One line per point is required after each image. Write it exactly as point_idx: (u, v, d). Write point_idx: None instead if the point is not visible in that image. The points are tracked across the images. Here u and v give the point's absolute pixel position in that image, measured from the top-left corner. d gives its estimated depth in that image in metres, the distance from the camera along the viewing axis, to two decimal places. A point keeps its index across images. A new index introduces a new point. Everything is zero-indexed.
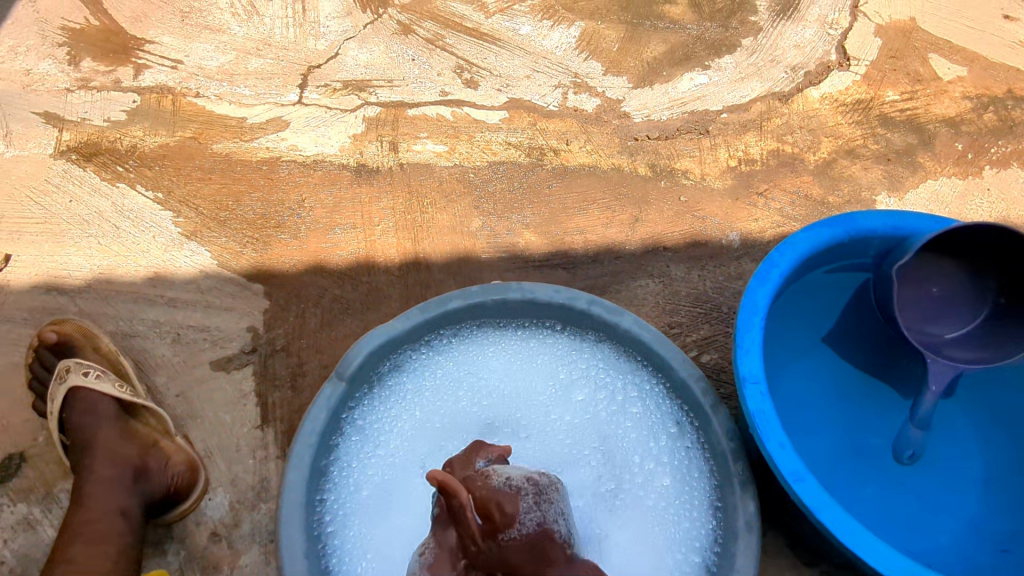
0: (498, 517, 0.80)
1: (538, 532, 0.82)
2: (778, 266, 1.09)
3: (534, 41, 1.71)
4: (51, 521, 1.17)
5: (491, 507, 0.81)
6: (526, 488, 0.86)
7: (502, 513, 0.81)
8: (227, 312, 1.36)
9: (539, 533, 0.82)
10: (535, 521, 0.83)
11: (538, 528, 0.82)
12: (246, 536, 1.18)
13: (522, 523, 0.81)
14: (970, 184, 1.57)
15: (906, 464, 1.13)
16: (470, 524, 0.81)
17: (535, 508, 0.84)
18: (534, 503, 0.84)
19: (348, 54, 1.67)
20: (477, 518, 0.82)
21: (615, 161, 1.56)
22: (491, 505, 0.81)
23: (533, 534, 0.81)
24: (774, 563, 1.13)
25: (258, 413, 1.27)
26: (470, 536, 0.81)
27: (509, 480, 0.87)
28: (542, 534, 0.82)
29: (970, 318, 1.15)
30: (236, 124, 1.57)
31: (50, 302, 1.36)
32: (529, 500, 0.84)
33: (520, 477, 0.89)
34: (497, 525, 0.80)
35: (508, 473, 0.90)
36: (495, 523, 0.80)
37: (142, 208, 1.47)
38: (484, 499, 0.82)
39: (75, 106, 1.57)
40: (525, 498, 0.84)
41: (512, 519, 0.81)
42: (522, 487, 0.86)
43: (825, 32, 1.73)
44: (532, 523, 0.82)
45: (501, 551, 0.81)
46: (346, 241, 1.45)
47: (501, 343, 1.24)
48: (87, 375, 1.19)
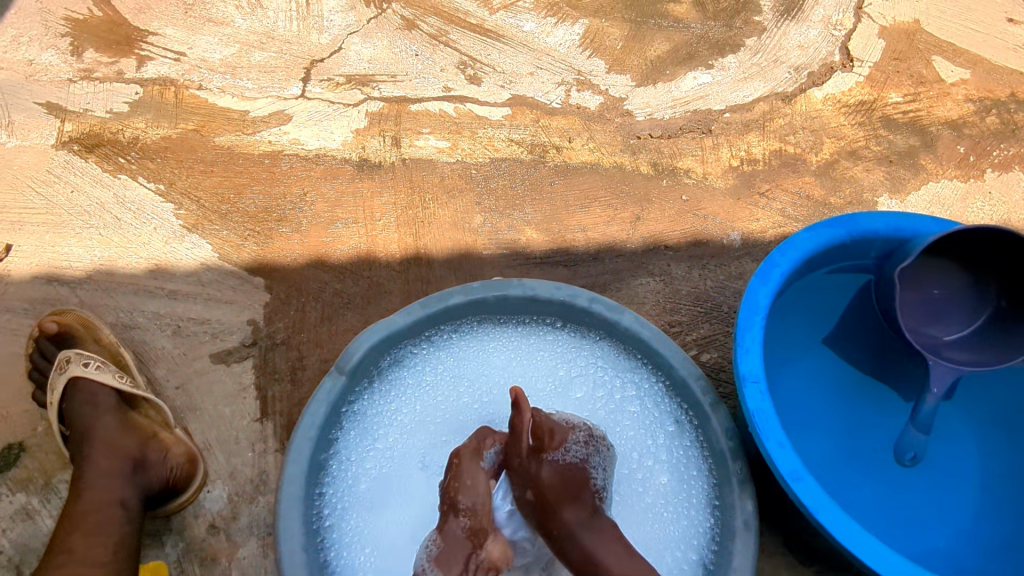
0: (547, 442, 1.02)
1: (577, 465, 1.02)
2: (779, 266, 1.09)
3: (538, 38, 1.70)
4: (49, 511, 1.17)
5: (545, 432, 1.02)
6: (581, 429, 1.07)
7: (552, 439, 1.02)
8: (228, 305, 1.36)
9: (577, 465, 1.02)
10: (578, 455, 1.04)
11: (579, 461, 1.03)
12: (244, 529, 1.18)
13: (566, 450, 1.03)
14: (971, 187, 1.57)
15: (908, 466, 1.14)
16: (522, 441, 1.02)
17: (583, 447, 1.05)
18: (582, 440, 1.05)
19: (352, 48, 1.67)
20: (530, 439, 1.03)
21: (617, 159, 1.56)
22: (546, 431, 1.02)
23: (574, 464, 1.02)
24: (770, 562, 1.14)
25: (257, 406, 1.27)
26: (517, 450, 1.03)
27: (569, 419, 1.09)
28: (579, 469, 1.02)
29: (972, 319, 1.15)
30: (238, 117, 1.57)
31: (51, 293, 1.37)
32: (578, 437, 1.05)
33: (579, 420, 1.10)
34: (546, 445, 1.02)
35: (571, 416, 1.10)
36: (544, 445, 1.02)
37: (144, 200, 1.47)
38: (540, 424, 1.02)
39: (78, 97, 1.57)
40: (575, 434, 1.05)
41: (560, 444, 1.03)
42: (577, 427, 1.08)
43: (829, 33, 1.73)
44: (575, 456, 1.03)
45: (541, 468, 1.01)
46: (348, 235, 1.45)
47: (501, 340, 1.24)
48: (87, 365, 1.19)
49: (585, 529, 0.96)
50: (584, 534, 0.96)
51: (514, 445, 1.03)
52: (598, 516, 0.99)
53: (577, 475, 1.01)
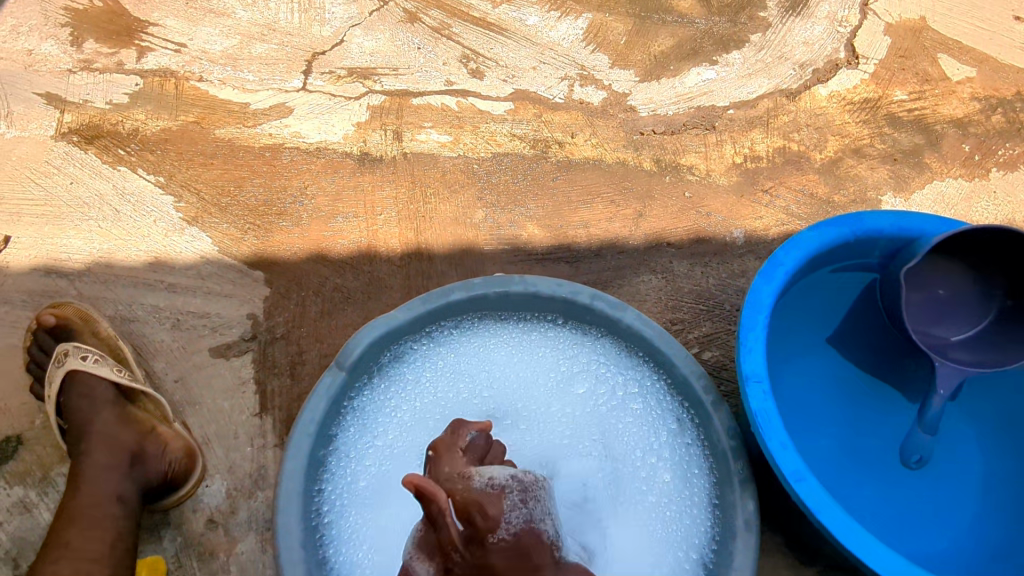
0: (480, 522, 0.76)
1: (524, 528, 0.79)
2: (783, 264, 1.08)
3: (542, 32, 1.69)
4: (47, 505, 1.16)
5: (473, 509, 0.77)
6: (538, 460, 0.98)
7: (485, 517, 0.76)
8: (228, 299, 1.35)
9: (526, 530, 0.80)
10: (520, 520, 0.80)
11: (524, 525, 0.80)
12: (243, 524, 1.17)
13: (508, 523, 0.78)
14: (976, 186, 1.56)
15: (913, 468, 1.13)
16: (448, 530, 0.75)
17: (522, 504, 0.82)
18: (543, 471, 0.97)
19: (354, 41, 1.66)
20: (457, 523, 0.77)
21: (620, 155, 1.55)
22: (473, 508, 0.77)
23: (534, 504, 0.92)
24: (769, 561, 1.14)
25: (256, 401, 1.27)
26: (450, 543, 0.76)
27: (491, 478, 0.85)
28: (528, 533, 0.80)
29: (977, 319, 1.14)
30: (239, 110, 1.55)
31: (50, 285, 1.36)
32: (512, 497, 0.82)
33: (505, 474, 0.87)
34: None
35: None
36: (477, 527, 0.76)
37: (144, 192, 1.46)
38: (491, 460, 0.95)
39: (77, 88, 1.56)
40: (509, 497, 0.81)
41: (515, 484, 0.92)
42: (506, 486, 0.84)
43: (834, 29, 1.71)
44: (534, 495, 0.92)
45: (487, 554, 0.76)
46: (348, 229, 1.44)
47: (502, 336, 1.23)
48: (85, 359, 1.18)
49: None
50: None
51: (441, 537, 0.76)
52: (561, 567, 0.85)
53: (529, 541, 0.79)
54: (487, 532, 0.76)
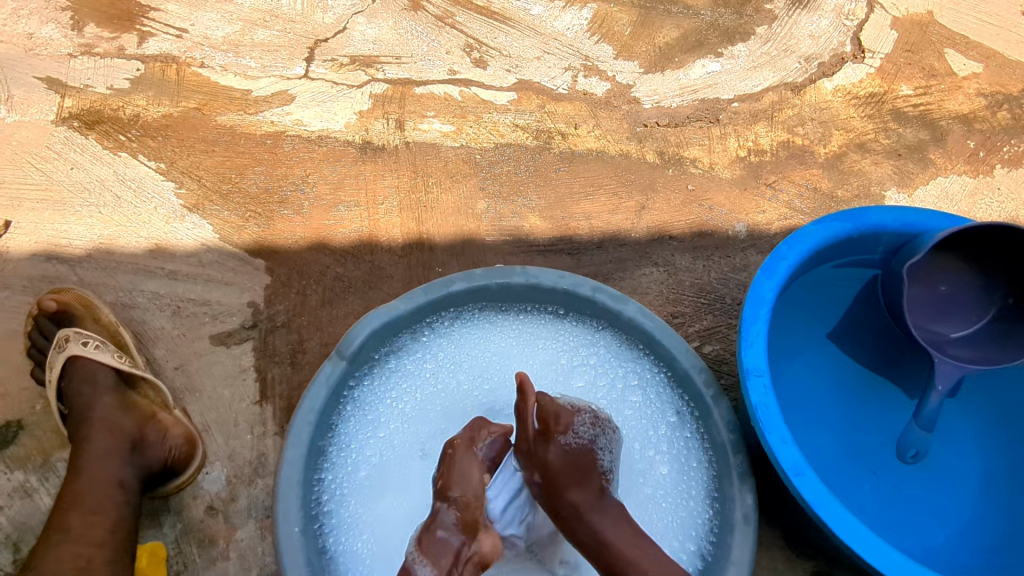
0: (553, 427, 1.00)
1: (584, 446, 1.01)
2: (786, 258, 1.08)
3: (546, 21, 1.68)
4: (48, 489, 1.17)
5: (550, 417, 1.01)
6: (588, 411, 1.05)
7: (558, 423, 1.00)
8: (228, 286, 1.35)
9: (585, 448, 1.01)
10: (586, 435, 1.02)
11: (587, 442, 1.01)
12: (242, 511, 1.18)
13: (575, 433, 1.01)
14: (980, 183, 1.55)
15: (910, 463, 1.13)
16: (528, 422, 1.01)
17: (590, 427, 1.03)
18: (589, 421, 1.03)
19: (357, 28, 1.64)
20: (535, 422, 1.02)
21: (624, 147, 1.54)
22: (551, 415, 1.00)
23: (581, 447, 1.00)
24: (766, 554, 1.14)
25: (257, 389, 1.27)
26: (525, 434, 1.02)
27: (574, 402, 1.07)
28: (586, 452, 1.00)
29: (978, 316, 1.14)
30: (240, 96, 1.54)
31: (50, 271, 1.36)
32: (585, 418, 1.04)
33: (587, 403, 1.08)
34: (553, 430, 1.00)
35: (576, 399, 1.09)
36: (549, 430, 1.00)
37: (145, 178, 1.46)
38: (545, 407, 1.01)
39: (78, 73, 1.55)
40: (582, 416, 1.03)
41: (566, 428, 1.00)
42: (584, 408, 1.06)
43: (841, 23, 1.70)
44: (585, 438, 1.01)
45: (549, 451, 1.00)
46: (350, 218, 1.43)
47: (502, 327, 1.23)
48: (86, 345, 1.18)
49: (592, 511, 0.95)
50: (591, 515, 0.95)
51: (520, 429, 1.03)
52: (604, 499, 0.98)
53: (586, 460, 1.00)
54: (558, 434, 1.00)
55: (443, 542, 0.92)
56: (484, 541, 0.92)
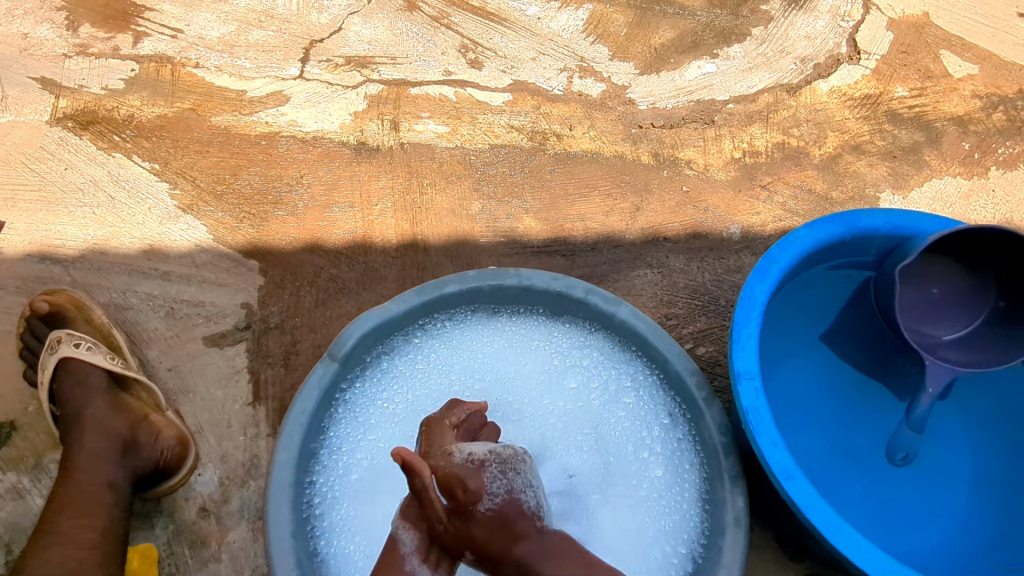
0: (462, 495, 0.80)
1: (505, 501, 0.83)
2: (778, 261, 1.08)
3: (541, 22, 1.68)
4: (39, 491, 1.17)
5: (455, 485, 0.80)
6: (491, 461, 0.87)
7: (466, 491, 0.80)
8: (222, 288, 1.35)
9: (507, 502, 0.83)
10: (502, 488, 0.84)
11: (506, 496, 0.84)
12: (234, 513, 1.17)
13: (489, 493, 0.83)
14: (975, 184, 1.55)
15: (899, 465, 1.14)
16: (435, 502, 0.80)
17: (501, 476, 0.86)
18: (499, 472, 0.86)
19: (352, 29, 1.64)
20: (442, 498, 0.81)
21: (618, 149, 1.54)
22: (455, 483, 0.80)
23: (501, 503, 0.83)
24: (759, 556, 1.14)
25: (250, 390, 1.27)
26: (435, 517, 0.81)
27: (470, 454, 0.87)
28: (510, 505, 0.84)
29: (971, 318, 1.14)
30: (235, 97, 1.54)
31: (44, 272, 1.35)
32: (493, 471, 0.85)
33: (484, 449, 0.90)
34: (462, 501, 0.80)
35: (474, 447, 0.90)
36: (459, 501, 0.80)
37: (139, 179, 1.45)
38: (448, 475, 0.80)
39: (72, 73, 1.54)
40: (490, 470, 0.85)
41: (476, 494, 0.81)
42: (484, 459, 0.87)
43: (837, 24, 1.70)
44: (501, 491, 0.84)
45: (470, 524, 0.81)
46: (344, 219, 1.43)
47: (495, 329, 1.23)
48: (78, 346, 1.18)
49: (540, 563, 0.81)
50: (540, 567, 0.81)
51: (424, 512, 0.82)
52: (544, 536, 0.85)
53: (511, 512, 0.83)
54: (469, 505, 0.81)
55: (424, 502, 0.90)
56: None
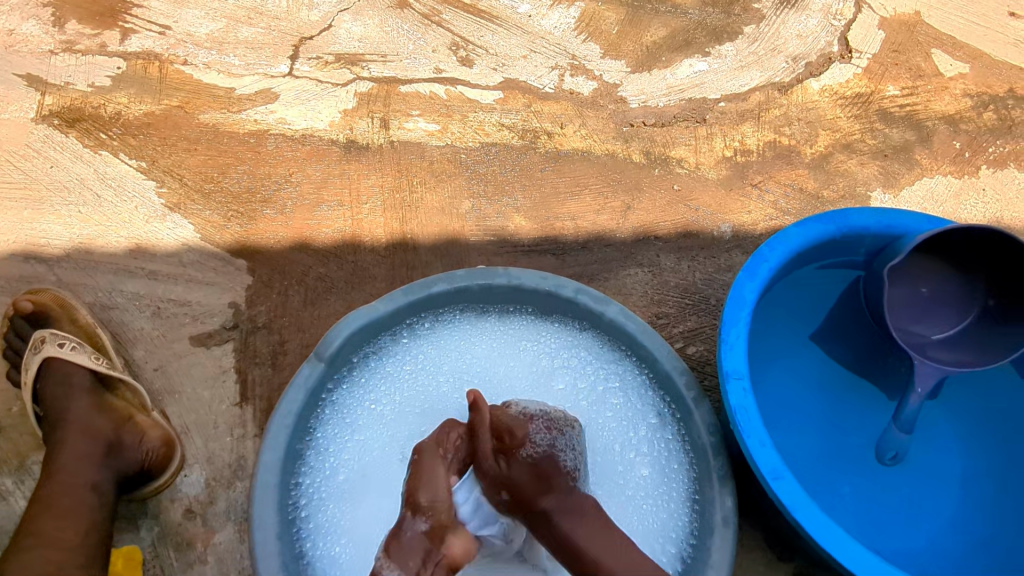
0: (508, 440, 0.91)
1: (545, 454, 0.91)
2: (767, 261, 1.08)
3: (533, 20, 1.67)
4: (23, 493, 1.15)
5: (505, 431, 0.92)
6: (541, 417, 0.96)
7: (513, 436, 0.91)
8: (210, 287, 1.34)
9: (547, 456, 0.91)
10: (544, 442, 0.92)
11: (548, 450, 0.92)
12: (221, 514, 1.16)
13: (533, 443, 0.92)
14: (965, 183, 1.55)
15: (888, 464, 1.13)
16: (484, 440, 0.92)
17: (546, 432, 0.94)
18: (544, 428, 0.94)
19: (342, 26, 1.63)
20: (492, 438, 0.93)
21: (609, 147, 1.54)
22: (504, 430, 0.92)
23: (542, 455, 0.91)
24: (748, 557, 1.13)
25: (236, 390, 1.26)
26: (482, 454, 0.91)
27: (525, 410, 0.97)
28: (549, 458, 0.91)
29: (960, 318, 1.14)
30: (223, 95, 1.53)
31: (28, 271, 1.34)
32: (539, 425, 0.94)
33: (538, 409, 0.98)
34: (510, 446, 0.91)
35: (528, 405, 0.99)
36: (506, 444, 0.91)
37: (126, 177, 1.44)
38: (499, 422, 0.93)
39: (58, 70, 1.53)
40: (537, 423, 0.94)
41: (524, 440, 0.91)
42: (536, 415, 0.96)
43: (829, 23, 1.70)
44: (544, 448, 0.92)
45: (511, 467, 0.90)
46: (333, 218, 1.42)
47: (483, 329, 1.23)
48: (62, 346, 1.17)
49: (564, 516, 0.89)
50: (562, 520, 0.89)
51: (475, 447, 0.92)
52: (574, 497, 0.92)
53: (553, 468, 0.91)
54: (516, 449, 0.91)
55: (408, 544, 0.85)
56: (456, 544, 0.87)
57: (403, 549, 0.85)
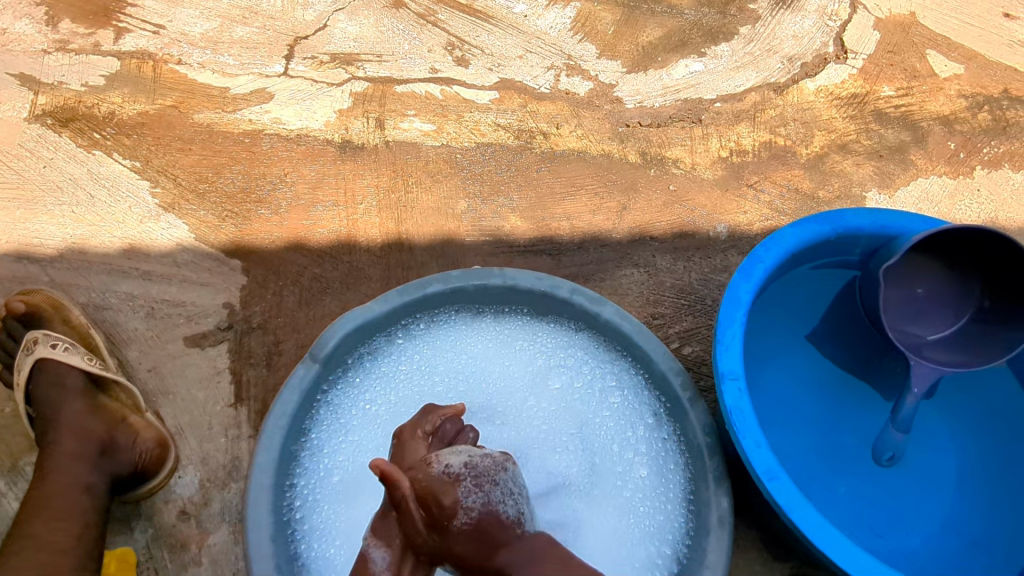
0: (436, 510, 0.73)
1: (482, 514, 0.76)
2: (763, 261, 1.08)
3: (529, 20, 1.67)
4: (15, 494, 1.15)
5: (428, 498, 0.74)
6: (467, 471, 0.80)
7: (440, 506, 0.74)
8: (204, 287, 1.33)
9: (485, 514, 0.77)
10: (477, 501, 0.77)
11: (484, 508, 0.77)
12: (215, 516, 1.16)
13: (465, 507, 0.75)
14: (960, 184, 1.56)
15: (885, 465, 1.13)
16: (411, 513, 0.73)
17: (477, 489, 0.78)
18: (474, 485, 0.78)
19: (337, 26, 1.62)
20: (418, 506, 0.74)
21: (605, 147, 1.54)
22: (427, 496, 0.74)
23: (478, 515, 0.76)
24: (743, 557, 1.13)
25: (231, 391, 1.25)
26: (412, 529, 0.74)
27: (450, 463, 0.81)
28: (488, 516, 0.77)
29: (955, 319, 1.14)
30: (218, 94, 1.52)
31: (22, 271, 1.33)
32: (467, 484, 0.78)
33: (461, 459, 0.82)
34: (438, 516, 0.74)
35: (454, 455, 0.83)
36: (432, 515, 0.74)
37: (120, 177, 1.43)
38: (421, 487, 0.75)
39: (52, 69, 1.52)
40: (464, 483, 0.78)
41: (453, 508, 0.74)
42: (460, 471, 0.80)
43: (824, 23, 1.70)
44: (478, 506, 0.77)
45: (448, 541, 0.74)
46: (328, 218, 1.42)
47: (479, 330, 1.22)
48: (55, 347, 1.16)
49: (524, 574, 0.75)
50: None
51: (405, 523, 0.74)
52: (527, 545, 0.79)
53: (494, 525, 0.77)
54: (446, 519, 0.74)
55: None
56: (435, 558, 0.78)
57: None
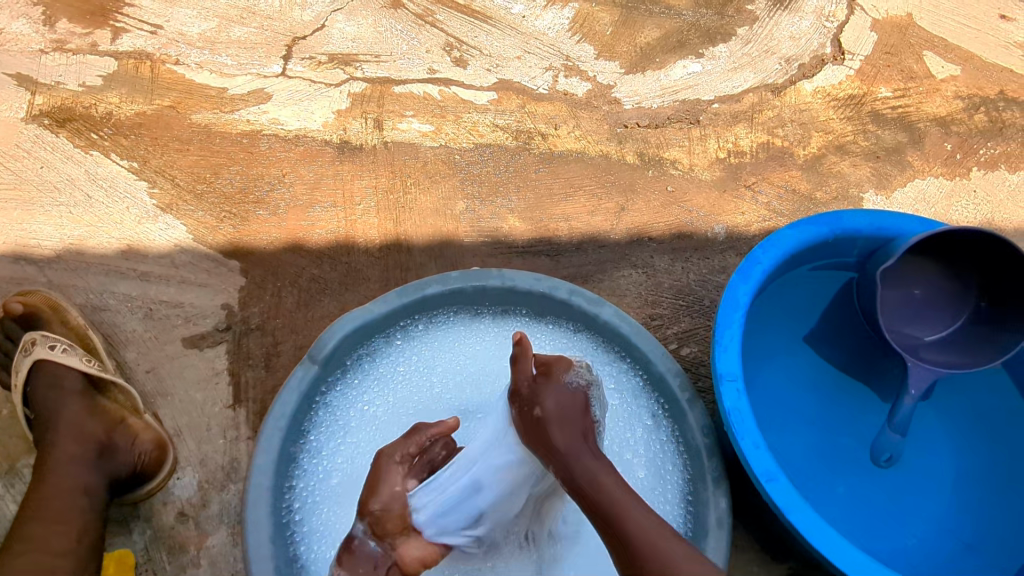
0: (554, 374, 0.92)
1: (581, 391, 0.92)
2: (761, 263, 1.08)
3: (527, 20, 1.67)
4: (13, 496, 1.14)
5: (551, 365, 0.93)
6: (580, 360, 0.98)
7: (559, 372, 0.93)
8: (202, 288, 1.33)
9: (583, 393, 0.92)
10: (582, 380, 0.94)
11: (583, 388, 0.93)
12: (214, 517, 1.16)
13: (574, 380, 0.93)
14: (956, 185, 1.56)
15: (883, 466, 1.14)
16: (527, 365, 0.92)
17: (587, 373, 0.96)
18: (586, 368, 0.96)
19: (335, 26, 1.62)
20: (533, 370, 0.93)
21: (603, 148, 1.54)
22: (554, 364, 0.93)
23: (580, 391, 0.92)
24: (741, 558, 1.13)
25: (229, 393, 1.25)
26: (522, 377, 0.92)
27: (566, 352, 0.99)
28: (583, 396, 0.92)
29: (952, 320, 1.15)
30: (216, 95, 1.52)
31: (19, 273, 1.33)
32: (580, 367, 0.96)
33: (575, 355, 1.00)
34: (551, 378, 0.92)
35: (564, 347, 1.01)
36: (550, 376, 0.92)
37: (117, 177, 1.43)
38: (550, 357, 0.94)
39: (49, 69, 1.52)
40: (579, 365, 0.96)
41: (567, 377, 0.92)
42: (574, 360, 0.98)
43: (821, 24, 1.70)
44: (579, 387, 0.93)
45: (546, 396, 0.90)
46: (326, 219, 1.42)
47: (477, 331, 1.22)
48: (53, 348, 1.16)
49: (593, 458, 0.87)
50: (593, 460, 0.86)
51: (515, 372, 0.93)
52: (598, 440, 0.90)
53: (583, 405, 0.91)
54: (558, 383, 0.92)
55: (360, 553, 0.90)
56: (409, 549, 0.92)
57: (354, 558, 0.90)
